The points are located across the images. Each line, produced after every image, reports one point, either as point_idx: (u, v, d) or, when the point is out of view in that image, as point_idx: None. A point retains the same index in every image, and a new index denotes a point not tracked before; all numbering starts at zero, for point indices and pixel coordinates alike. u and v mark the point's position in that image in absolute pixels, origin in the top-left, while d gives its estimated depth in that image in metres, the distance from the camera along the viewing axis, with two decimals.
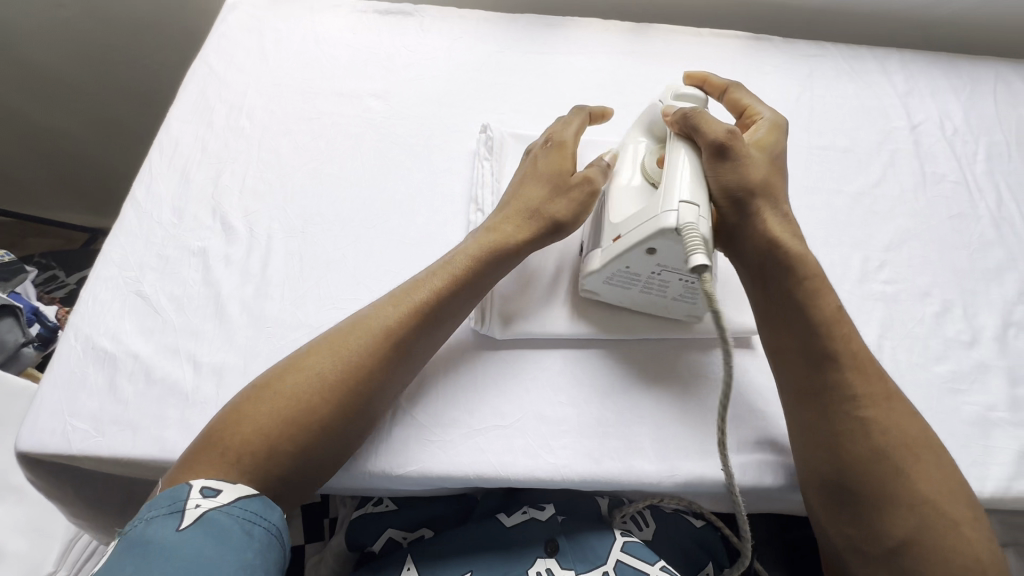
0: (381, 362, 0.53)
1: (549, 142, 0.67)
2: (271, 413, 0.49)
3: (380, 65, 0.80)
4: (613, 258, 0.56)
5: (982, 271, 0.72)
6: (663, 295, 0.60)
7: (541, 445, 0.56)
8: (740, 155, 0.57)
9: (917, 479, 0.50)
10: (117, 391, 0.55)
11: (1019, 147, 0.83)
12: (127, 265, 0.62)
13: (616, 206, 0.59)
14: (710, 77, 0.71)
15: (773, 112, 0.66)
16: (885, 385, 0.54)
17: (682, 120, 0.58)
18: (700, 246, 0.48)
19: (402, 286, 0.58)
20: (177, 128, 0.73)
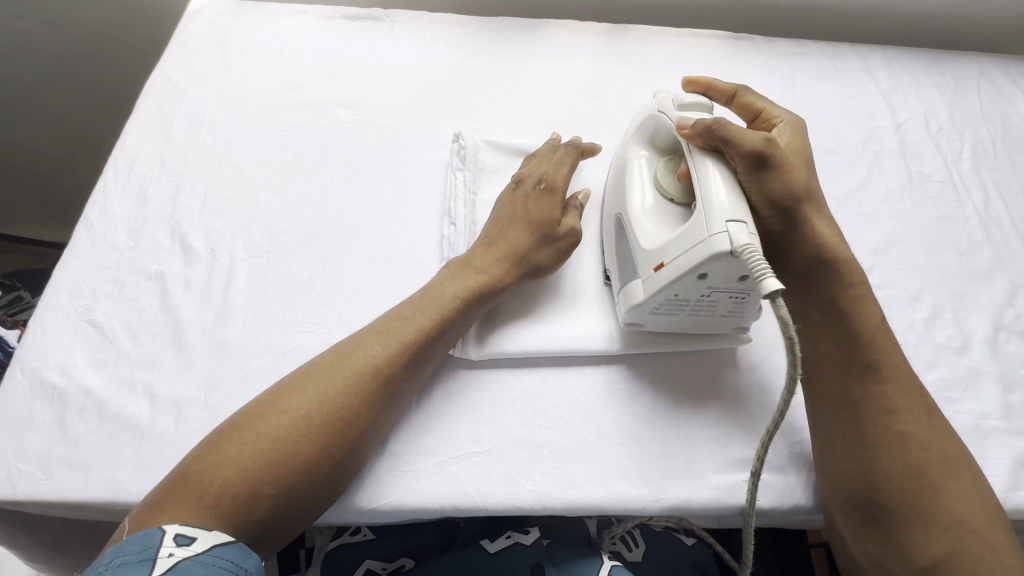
0: (371, 398, 0.50)
1: (543, 182, 0.63)
2: (252, 454, 0.45)
3: (348, 73, 0.77)
4: (659, 289, 0.53)
5: (972, 273, 0.70)
6: (712, 316, 0.57)
7: (520, 471, 0.54)
8: (779, 163, 0.55)
9: (952, 497, 0.48)
10: (67, 429, 0.52)
11: (1004, 144, 0.82)
12: (78, 292, 0.59)
13: (644, 232, 0.56)
14: (712, 82, 0.68)
15: (789, 113, 0.65)
16: (924, 401, 0.52)
17: (708, 133, 0.54)
18: (767, 270, 0.46)
19: (389, 315, 0.55)
20: (133, 144, 0.69)
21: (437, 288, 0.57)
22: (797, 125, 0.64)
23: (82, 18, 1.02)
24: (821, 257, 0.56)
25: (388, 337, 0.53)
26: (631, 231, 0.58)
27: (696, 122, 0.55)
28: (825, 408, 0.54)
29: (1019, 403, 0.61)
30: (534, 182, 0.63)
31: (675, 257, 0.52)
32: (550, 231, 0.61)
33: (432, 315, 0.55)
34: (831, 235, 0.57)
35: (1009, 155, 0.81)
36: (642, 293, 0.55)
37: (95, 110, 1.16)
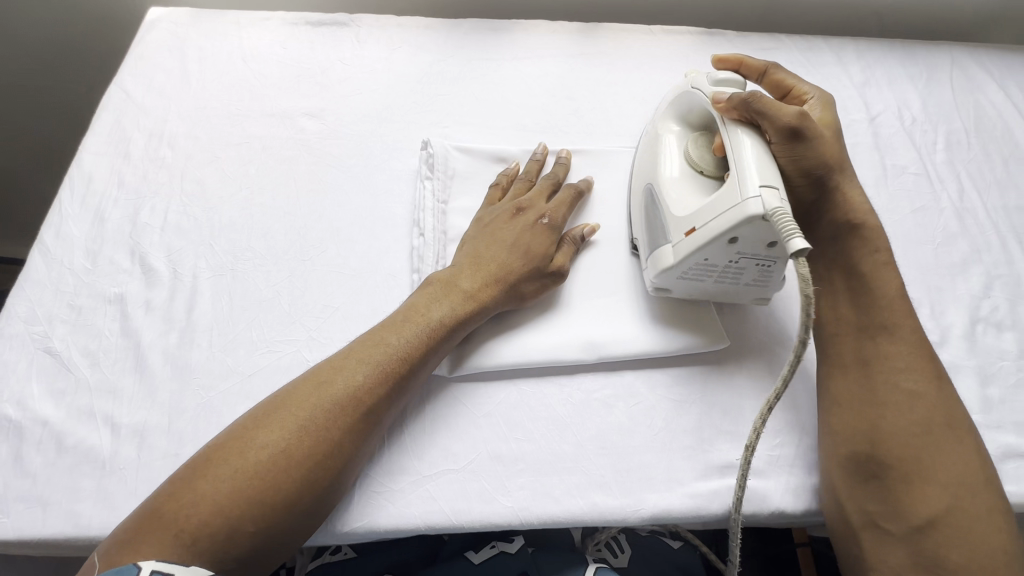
0: (354, 426, 0.48)
1: (547, 218, 0.62)
2: (231, 490, 0.43)
3: (313, 82, 0.75)
4: (689, 253, 0.53)
5: (948, 266, 0.70)
6: (738, 283, 0.57)
7: (497, 487, 0.53)
8: (812, 135, 0.56)
9: (952, 457, 0.49)
10: (24, 463, 0.50)
11: (978, 133, 0.82)
12: (34, 319, 0.57)
13: (673, 199, 0.57)
14: (745, 59, 0.67)
15: (820, 90, 0.65)
16: (934, 364, 0.53)
17: (743, 105, 0.54)
18: (796, 231, 0.46)
19: (369, 337, 0.53)
20: (90, 162, 0.67)
21: (423, 308, 0.55)
22: (827, 101, 0.64)
23: (73, 25, 1.00)
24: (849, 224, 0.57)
25: (371, 361, 0.51)
26: (660, 200, 0.58)
27: (733, 95, 0.54)
28: (835, 368, 0.54)
29: (997, 395, 0.61)
30: (537, 216, 0.62)
31: (705, 222, 0.52)
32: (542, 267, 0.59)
33: (418, 335, 0.53)
34: (862, 202, 0.58)
35: (983, 145, 0.81)
36: (673, 257, 0.55)
37: (78, 120, 1.13)
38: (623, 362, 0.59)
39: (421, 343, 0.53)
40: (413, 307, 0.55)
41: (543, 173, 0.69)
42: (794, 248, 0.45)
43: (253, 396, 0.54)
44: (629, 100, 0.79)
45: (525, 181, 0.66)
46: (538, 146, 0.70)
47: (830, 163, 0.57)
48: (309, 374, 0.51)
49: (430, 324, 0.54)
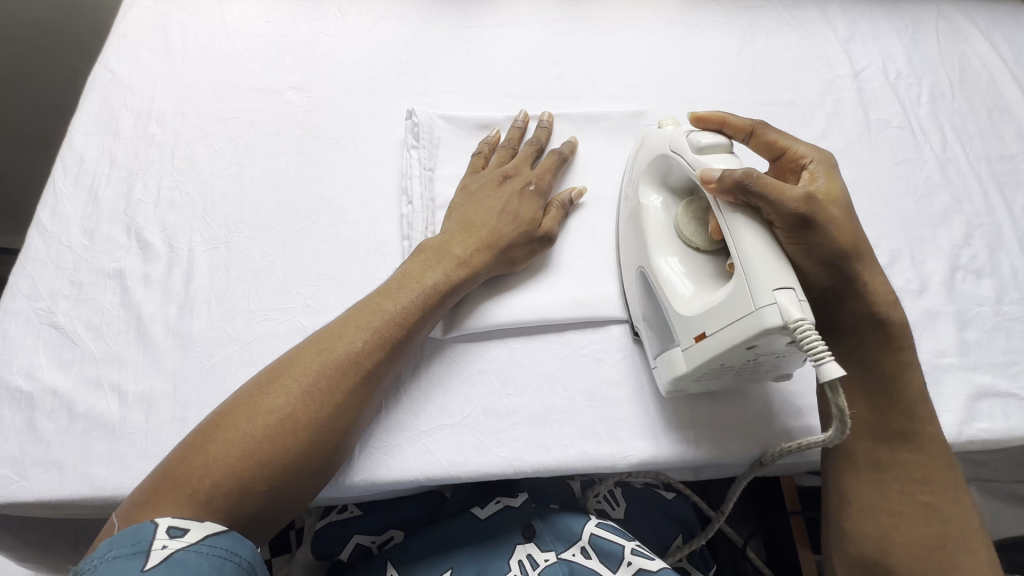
0: (352, 393, 0.50)
1: (533, 183, 0.63)
2: (240, 453, 0.45)
3: (298, 55, 0.75)
4: (705, 362, 0.49)
5: (929, 217, 0.71)
6: (755, 372, 0.53)
7: (491, 439, 0.55)
8: (823, 219, 0.48)
9: (966, 572, 0.49)
10: (38, 430, 0.52)
11: (962, 86, 0.82)
12: (36, 294, 0.59)
13: (675, 294, 0.52)
14: (728, 118, 0.60)
15: (817, 148, 0.57)
16: (954, 473, 0.52)
17: (738, 188, 0.48)
18: (827, 351, 0.42)
19: (364, 305, 0.55)
20: (81, 141, 0.68)
21: (417, 275, 0.56)
22: (828, 163, 0.56)
23: None
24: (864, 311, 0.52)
25: (370, 326, 0.53)
26: (661, 291, 0.54)
27: (724, 175, 0.48)
28: (849, 470, 0.53)
29: (974, 339, 0.63)
30: (523, 182, 0.63)
31: (717, 330, 0.47)
32: (529, 228, 0.61)
33: (411, 298, 0.55)
34: (883, 285, 0.53)
35: (967, 97, 0.81)
36: (686, 365, 0.51)
37: (74, 85, 1.11)
38: (611, 317, 0.61)
39: (417, 308, 0.55)
40: (407, 273, 0.57)
41: (525, 140, 0.69)
42: (829, 374, 0.42)
43: (254, 361, 0.56)
44: (613, 63, 0.79)
45: (509, 149, 0.67)
46: (518, 113, 0.70)
47: (845, 249, 0.50)
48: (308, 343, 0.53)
49: (426, 289, 0.55)
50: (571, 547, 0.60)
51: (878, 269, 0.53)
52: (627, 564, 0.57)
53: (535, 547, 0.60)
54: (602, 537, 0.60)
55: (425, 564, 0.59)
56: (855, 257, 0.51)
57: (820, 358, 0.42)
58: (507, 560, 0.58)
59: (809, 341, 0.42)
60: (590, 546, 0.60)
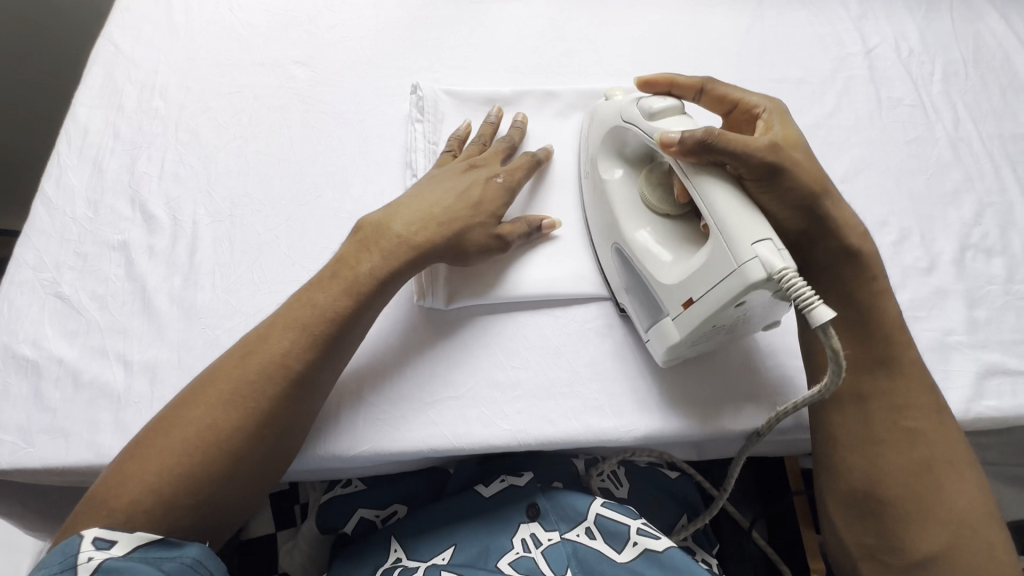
0: (281, 393, 0.48)
1: (500, 177, 0.60)
2: (168, 464, 0.44)
3: (302, 29, 0.75)
4: (696, 328, 0.49)
5: (940, 196, 0.70)
6: (743, 327, 0.54)
7: (495, 411, 0.55)
8: (790, 164, 0.50)
9: (953, 492, 0.50)
10: (44, 399, 0.53)
11: (976, 64, 0.81)
12: (42, 265, 0.59)
13: (656, 266, 0.52)
14: (675, 77, 0.60)
15: (767, 97, 0.58)
16: (934, 397, 0.53)
17: (699, 147, 0.47)
18: (815, 295, 0.42)
19: (298, 300, 0.52)
20: (84, 114, 0.67)
21: (353, 267, 0.53)
22: (780, 110, 0.57)
23: None
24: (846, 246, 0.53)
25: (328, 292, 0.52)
26: (642, 264, 0.53)
27: (685, 137, 0.48)
28: (832, 406, 0.53)
29: (983, 317, 0.63)
30: (489, 174, 0.60)
31: (705, 292, 0.47)
32: (491, 226, 0.58)
33: (344, 295, 0.51)
34: (853, 220, 0.54)
35: (981, 75, 0.80)
36: (677, 333, 0.51)
37: (76, 65, 1.11)
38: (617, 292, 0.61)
39: (377, 282, 0.52)
40: (343, 261, 0.54)
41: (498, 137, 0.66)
42: (822, 319, 0.42)
43: None
44: (620, 39, 0.78)
45: (480, 145, 0.64)
46: (493, 107, 0.67)
47: (813, 189, 0.51)
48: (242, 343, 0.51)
49: (377, 270, 0.53)
50: (576, 527, 0.59)
51: (845, 204, 0.54)
52: (633, 544, 0.57)
53: (539, 526, 0.60)
54: (608, 517, 0.59)
55: (429, 537, 0.60)
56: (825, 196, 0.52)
57: (810, 304, 0.42)
58: (511, 539, 0.58)
59: (796, 290, 0.42)
60: (596, 526, 0.59)
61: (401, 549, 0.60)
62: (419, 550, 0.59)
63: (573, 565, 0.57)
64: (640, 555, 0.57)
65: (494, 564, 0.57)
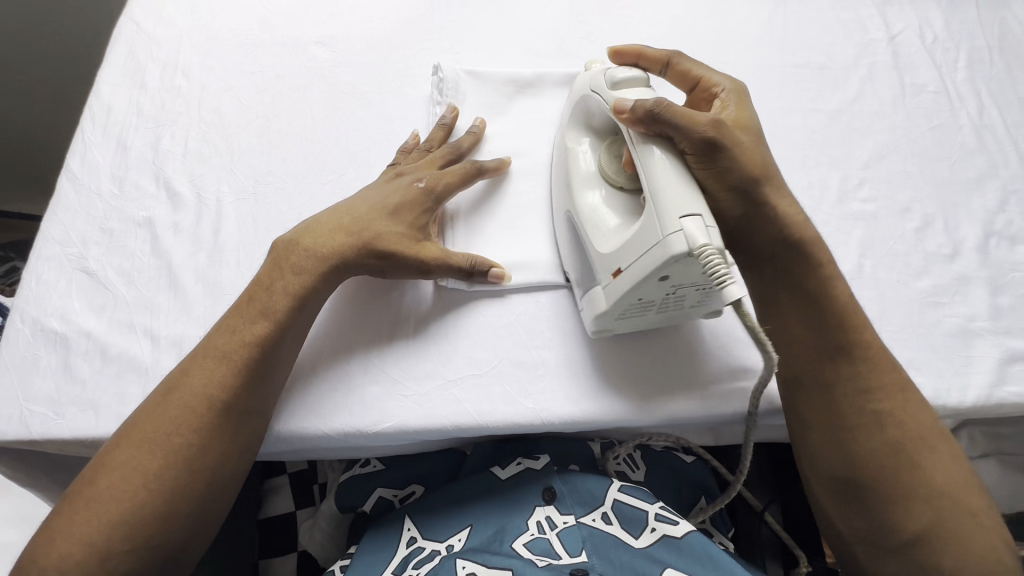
0: (206, 424, 0.47)
1: (423, 181, 0.58)
2: (99, 512, 0.44)
3: (323, 9, 0.74)
4: (622, 297, 0.49)
5: (963, 183, 0.69)
6: (681, 309, 0.53)
7: (518, 390, 0.55)
8: (730, 144, 0.51)
9: (931, 470, 0.50)
10: (73, 371, 0.53)
11: (1002, 51, 0.80)
12: (68, 241, 0.59)
13: (598, 233, 0.52)
14: (644, 50, 0.60)
15: (729, 79, 0.58)
16: (900, 375, 0.53)
17: (648, 117, 0.49)
18: (731, 274, 0.43)
19: (220, 330, 0.51)
20: (108, 92, 0.68)
21: (270, 287, 0.53)
22: (738, 92, 0.56)
23: None
24: (792, 238, 0.53)
25: (307, 264, 0.53)
26: (585, 228, 0.54)
27: (635, 105, 0.49)
28: (800, 392, 0.54)
29: (1007, 304, 0.62)
30: (410, 181, 0.58)
31: (632, 261, 0.48)
32: (412, 236, 0.56)
33: (264, 325, 0.51)
34: (795, 213, 0.54)
35: (1006, 62, 0.79)
36: (606, 301, 0.51)
37: (96, 48, 1.11)
38: None
39: (354, 252, 0.54)
40: (285, 251, 0.54)
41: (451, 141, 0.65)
42: (732, 296, 0.44)
43: None
44: (642, 23, 0.77)
45: (423, 151, 0.62)
46: (447, 107, 0.65)
47: (752, 175, 0.52)
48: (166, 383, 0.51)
49: (355, 238, 0.55)
50: (592, 512, 0.57)
51: (788, 195, 0.54)
52: (651, 530, 0.55)
53: (554, 510, 0.58)
54: (627, 502, 0.57)
55: (447, 517, 0.59)
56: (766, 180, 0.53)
57: (723, 282, 0.43)
58: (526, 521, 0.57)
59: (713, 267, 0.43)
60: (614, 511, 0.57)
61: (415, 528, 0.59)
62: (434, 531, 0.58)
63: (589, 548, 0.55)
64: (658, 540, 0.54)
65: (509, 546, 0.55)
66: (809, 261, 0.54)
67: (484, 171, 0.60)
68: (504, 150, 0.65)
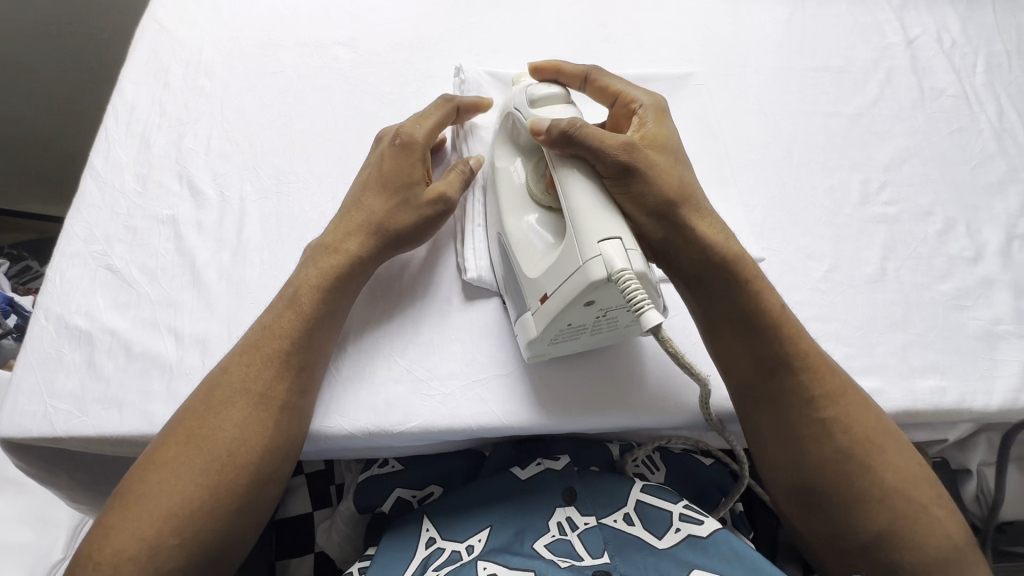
0: (249, 420, 0.48)
1: (399, 136, 0.56)
2: (150, 507, 0.44)
3: (344, 11, 0.74)
4: (551, 323, 0.48)
5: (985, 186, 0.69)
6: (615, 329, 0.52)
7: (544, 389, 0.55)
8: (644, 166, 0.49)
9: (881, 471, 0.50)
10: (98, 368, 0.53)
11: (1019, 57, 0.80)
12: (92, 238, 0.60)
13: (527, 256, 0.51)
14: (562, 65, 0.60)
15: (648, 94, 0.57)
16: (840, 379, 0.52)
17: (563, 138, 0.48)
18: (647, 299, 0.42)
19: (254, 327, 0.52)
20: (131, 91, 0.68)
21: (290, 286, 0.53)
22: (657, 108, 0.55)
23: None
24: (714, 261, 0.51)
25: (326, 266, 0.53)
26: (516, 254, 0.52)
27: (550, 126, 0.48)
28: (752, 407, 0.53)
29: None
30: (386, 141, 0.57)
31: (556, 287, 0.46)
32: (416, 189, 0.55)
33: (297, 321, 0.51)
34: (719, 236, 0.52)
35: None
36: (536, 328, 0.50)
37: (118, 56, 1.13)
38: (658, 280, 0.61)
39: (374, 240, 0.54)
40: (317, 253, 0.54)
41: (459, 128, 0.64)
42: (650, 323, 0.41)
43: None
44: (662, 26, 0.77)
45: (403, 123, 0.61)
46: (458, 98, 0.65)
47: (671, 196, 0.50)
48: (207, 379, 0.51)
49: (367, 223, 0.55)
50: (614, 512, 0.56)
51: (712, 217, 0.53)
52: (675, 530, 0.54)
53: (575, 511, 0.57)
54: (650, 503, 0.56)
55: (467, 516, 0.58)
56: (683, 198, 0.51)
57: (640, 308, 0.42)
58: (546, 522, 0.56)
59: (632, 293, 0.42)
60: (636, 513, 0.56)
61: (433, 528, 0.57)
62: (454, 531, 0.56)
63: (611, 549, 0.54)
64: (683, 540, 0.53)
65: (530, 546, 0.55)
66: (734, 282, 0.52)
67: (459, 111, 0.61)
68: None
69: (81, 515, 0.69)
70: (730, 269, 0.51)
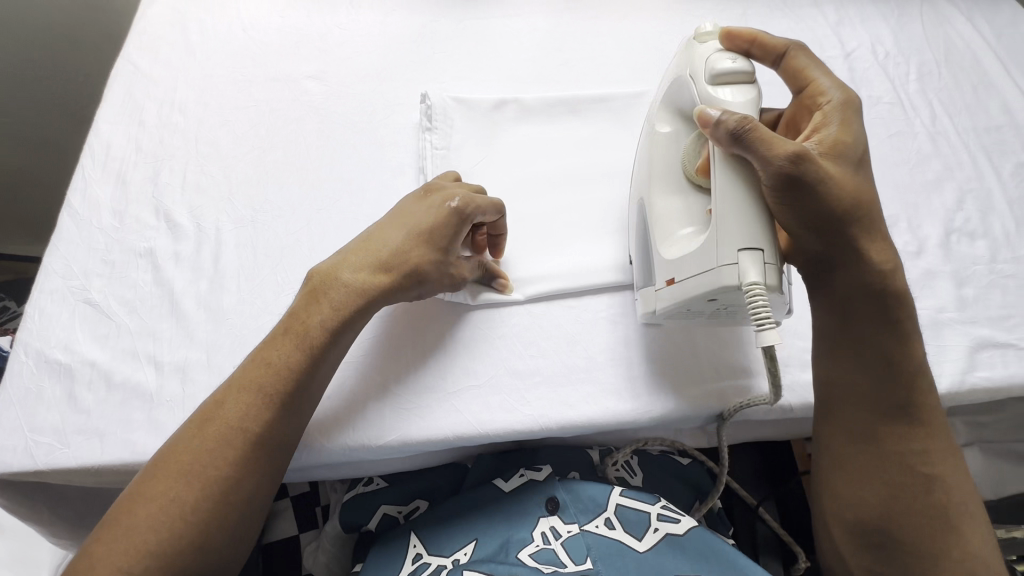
0: (241, 456, 0.47)
1: (456, 202, 0.56)
2: (133, 542, 0.43)
3: (313, 46, 0.78)
4: (670, 304, 0.52)
5: (923, 184, 0.74)
6: (729, 320, 0.55)
7: (514, 399, 0.58)
8: (816, 181, 0.47)
9: (969, 537, 0.51)
10: (78, 400, 0.54)
11: (948, 64, 0.86)
12: (70, 274, 0.61)
13: (666, 235, 0.54)
14: (760, 37, 0.55)
15: (842, 88, 0.54)
16: (952, 441, 0.53)
17: (730, 138, 0.47)
18: (771, 318, 0.45)
19: (257, 361, 0.51)
20: (107, 130, 0.70)
21: (307, 317, 0.52)
22: (847, 106, 0.53)
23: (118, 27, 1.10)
24: (871, 290, 0.51)
25: (338, 304, 0.52)
26: (654, 226, 0.56)
27: (721, 122, 0.47)
28: (837, 438, 0.54)
29: (971, 295, 0.66)
30: (443, 199, 0.57)
31: (687, 276, 0.50)
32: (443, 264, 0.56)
33: (299, 354, 0.51)
34: (883, 260, 0.51)
35: (952, 73, 0.85)
36: (657, 304, 0.55)
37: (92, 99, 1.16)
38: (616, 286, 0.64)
39: (386, 283, 0.54)
40: (321, 285, 0.54)
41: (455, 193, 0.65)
42: (766, 341, 0.45)
43: None
44: (616, 49, 0.82)
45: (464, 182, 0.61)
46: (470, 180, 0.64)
47: (841, 213, 0.49)
48: (199, 413, 0.50)
49: (392, 270, 0.55)
50: (595, 518, 0.57)
51: (881, 236, 0.52)
52: (654, 530, 0.56)
53: (558, 520, 0.58)
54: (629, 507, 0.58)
55: (451, 530, 0.59)
56: (856, 220, 0.50)
57: (762, 324, 0.45)
58: (531, 533, 0.57)
59: (756, 307, 0.45)
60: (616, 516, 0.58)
61: (419, 544, 0.59)
62: (440, 546, 0.57)
63: (594, 555, 0.54)
64: (662, 541, 0.55)
65: (514, 556, 0.55)
66: (884, 319, 0.52)
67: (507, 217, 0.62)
68: (491, 173, 0.69)
69: (63, 551, 0.69)
70: (882, 302, 0.52)
